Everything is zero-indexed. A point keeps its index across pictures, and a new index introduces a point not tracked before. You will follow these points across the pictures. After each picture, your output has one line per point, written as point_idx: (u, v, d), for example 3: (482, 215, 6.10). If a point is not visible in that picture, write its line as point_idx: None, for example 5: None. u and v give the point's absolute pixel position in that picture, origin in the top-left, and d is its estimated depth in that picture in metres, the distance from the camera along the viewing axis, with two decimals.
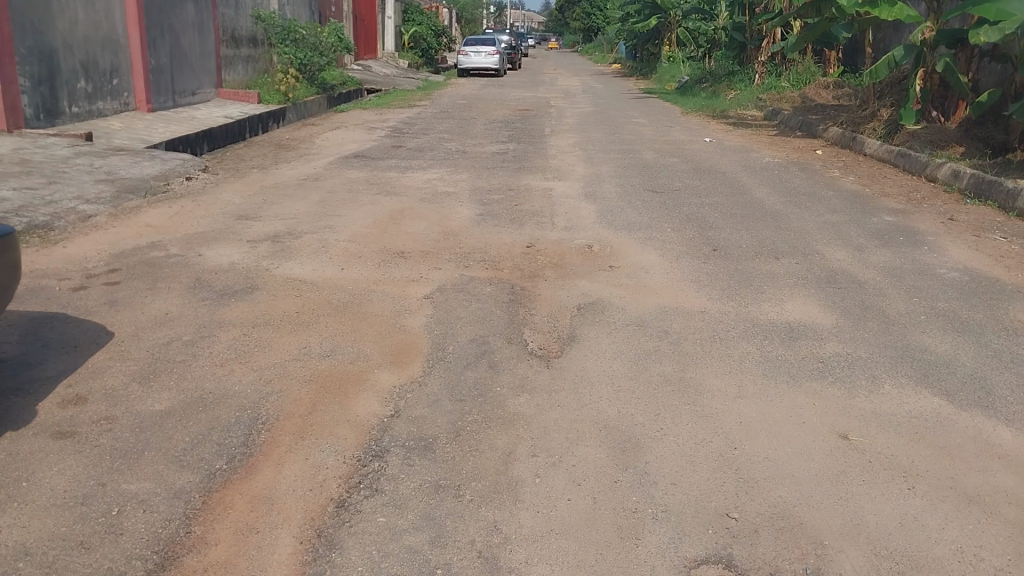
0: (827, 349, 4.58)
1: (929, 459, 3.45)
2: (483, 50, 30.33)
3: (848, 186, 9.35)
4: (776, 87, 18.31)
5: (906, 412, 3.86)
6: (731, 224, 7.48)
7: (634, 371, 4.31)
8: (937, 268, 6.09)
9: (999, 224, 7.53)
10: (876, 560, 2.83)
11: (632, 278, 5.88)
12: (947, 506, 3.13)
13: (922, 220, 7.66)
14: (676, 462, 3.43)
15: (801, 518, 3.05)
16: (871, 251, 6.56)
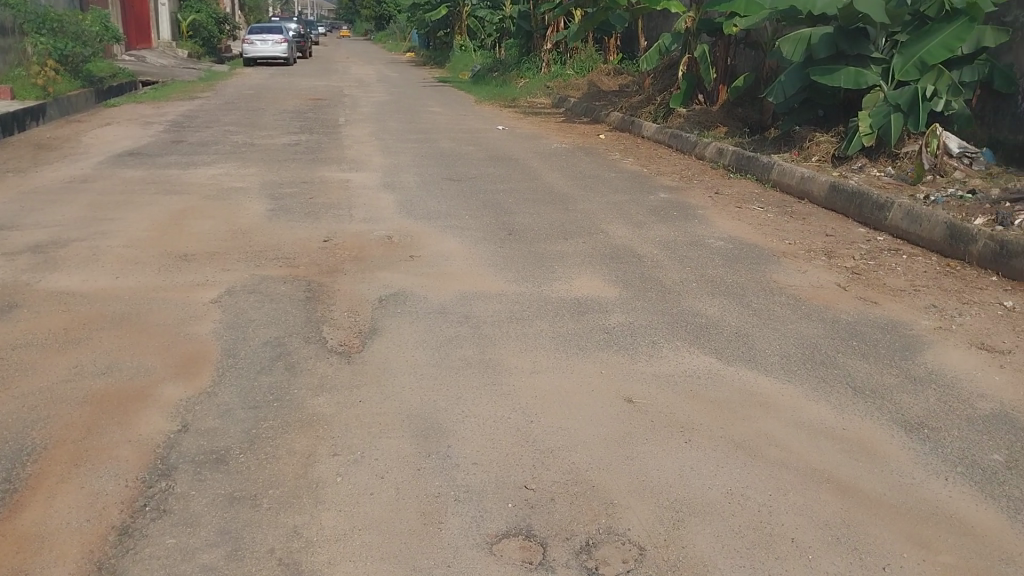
0: (613, 320, 4.87)
1: (703, 412, 3.79)
2: (270, 38, 29.04)
3: (628, 166, 9.97)
4: (563, 74, 19.11)
5: (682, 371, 4.20)
6: (524, 208, 7.73)
7: (435, 358, 4.35)
8: (707, 238, 6.66)
9: (757, 195, 8.36)
10: (659, 511, 3.07)
11: (431, 266, 5.93)
12: (718, 453, 3.45)
13: (693, 195, 8.34)
14: (477, 442, 3.51)
15: (593, 482, 3.23)
16: (650, 226, 7.05)
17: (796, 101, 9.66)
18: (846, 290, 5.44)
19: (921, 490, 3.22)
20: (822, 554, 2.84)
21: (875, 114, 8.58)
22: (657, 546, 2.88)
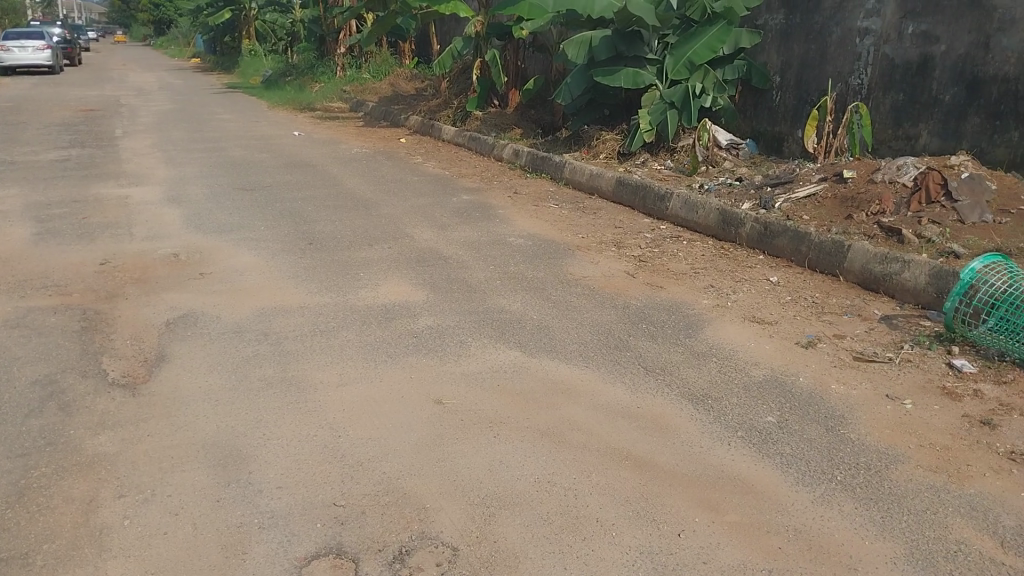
0: (419, 324, 4.86)
1: (509, 406, 3.87)
2: (28, 44, 26.20)
3: (429, 169, 10.02)
4: (359, 79, 18.83)
5: (488, 368, 4.27)
6: (324, 216, 7.52)
7: (233, 381, 4.12)
8: (508, 237, 6.83)
9: (553, 192, 8.70)
10: (471, 509, 3.09)
11: (225, 283, 5.62)
12: (525, 444, 3.54)
13: (494, 195, 8.53)
14: (281, 464, 3.37)
15: (404, 489, 3.21)
16: (453, 228, 7.12)
17: (584, 102, 10.16)
18: (636, 278, 5.79)
19: (708, 456, 3.49)
20: (624, 529, 2.99)
21: (652, 112, 9.18)
22: (470, 544, 2.90)
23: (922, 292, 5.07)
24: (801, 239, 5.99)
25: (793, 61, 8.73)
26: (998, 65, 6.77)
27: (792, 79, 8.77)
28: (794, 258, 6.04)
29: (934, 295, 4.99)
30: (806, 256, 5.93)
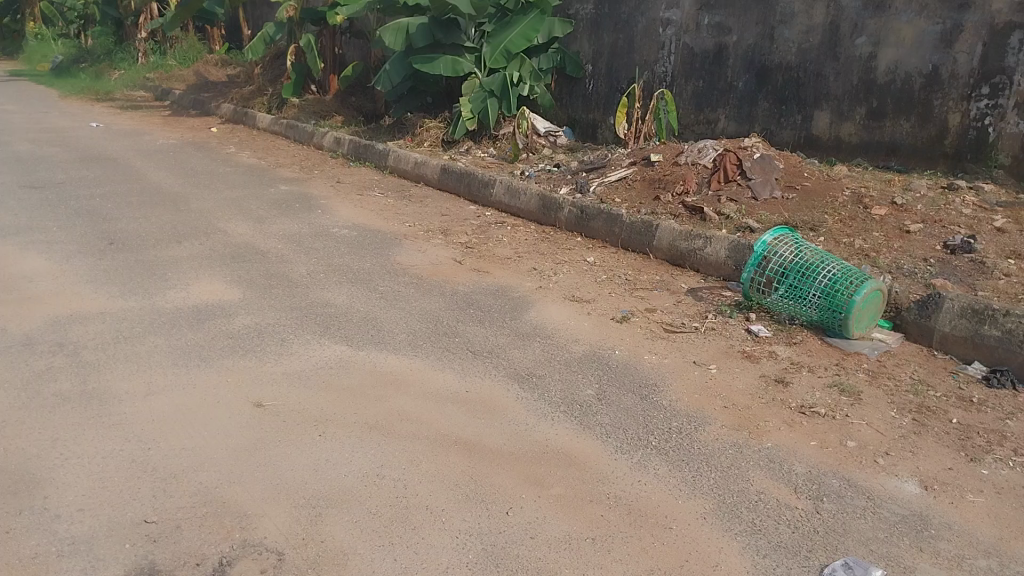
0: (236, 324, 4.63)
1: (334, 402, 3.78)
2: None
3: (244, 160, 9.55)
4: (163, 65, 17.59)
5: (312, 365, 4.14)
6: (127, 214, 6.97)
7: (23, 399, 3.73)
8: (330, 228, 6.65)
9: (376, 181, 8.56)
10: (296, 511, 2.99)
11: (11, 291, 5.07)
12: (352, 440, 3.47)
13: (314, 186, 8.27)
14: (83, 485, 3.10)
15: (223, 498, 3.05)
16: (271, 221, 6.83)
17: (404, 89, 10.07)
18: (461, 264, 5.82)
19: (533, 434, 3.58)
20: (453, 513, 3.01)
21: (473, 100, 9.23)
22: (296, 547, 2.81)
23: (723, 265, 5.46)
24: (615, 221, 6.27)
25: (603, 49, 9.12)
26: (782, 54, 7.49)
27: (603, 67, 9.14)
28: (610, 239, 6.31)
29: (734, 267, 5.39)
30: (621, 237, 6.21)
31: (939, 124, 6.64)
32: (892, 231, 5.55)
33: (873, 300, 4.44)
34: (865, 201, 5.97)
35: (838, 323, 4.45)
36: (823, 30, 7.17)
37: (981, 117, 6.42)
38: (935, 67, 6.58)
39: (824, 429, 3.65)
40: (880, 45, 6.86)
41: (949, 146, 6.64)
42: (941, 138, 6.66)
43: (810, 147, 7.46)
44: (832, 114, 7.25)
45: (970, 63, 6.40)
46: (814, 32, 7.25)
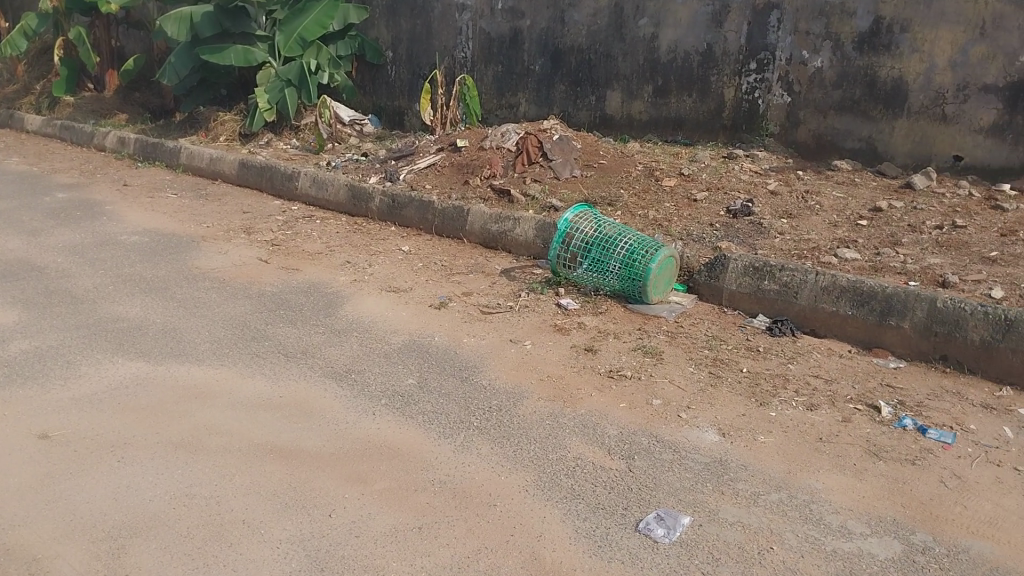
0: (12, 350, 4.16)
1: (133, 423, 3.51)
2: None
3: (11, 167, 8.58)
4: None
5: (105, 387, 3.81)
6: None
7: None
8: (119, 235, 6.14)
9: (169, 181, 8.00)
10: (96, 547, 2.75)
11: None
12: (156, 461, 3.24)
13: (97, 190, 7.60)
14: None
15: (7, 545, 2.75)
16: (48, 232, 6.20)
17: (193, 81, 9.55)
18: (268, 263, 5.58)
19: (354, 430, 3.51)
20: (273, 524, 2.89)
21: (270, 91, 8.83)
22: None
23: (532, 244, 5.60)
24: (425, 208, 6.25)
25: (402, 35, 9.07)
26: (573, 36, 7.82)
27: (403, 54, 9.10)
28: (422, 226, 6.29)
29: (542, 246, 5.55)
30: (432, 223, 6.20)
31: (717, 99, 7.19)
32: (683, 201, 5.94)
33: (667, 267, 4.74)
34: (657, 174, 6.36)
35: (638, 290, 4.72)
36: (608, 12, 7.55)
37: (751, 91, 7.02)
38: (709, 46, 7.11)
39: (633, 391, 3.86)
40: (660, 26, 7.31)
41: (727, 118, 7.19)
42: (720, 112, 7.20)
43: (606, 125, 7.82)
44: (623, 93, 7.64)
45: (738, 40, 6.97)
46: (600, 15, 7.62)
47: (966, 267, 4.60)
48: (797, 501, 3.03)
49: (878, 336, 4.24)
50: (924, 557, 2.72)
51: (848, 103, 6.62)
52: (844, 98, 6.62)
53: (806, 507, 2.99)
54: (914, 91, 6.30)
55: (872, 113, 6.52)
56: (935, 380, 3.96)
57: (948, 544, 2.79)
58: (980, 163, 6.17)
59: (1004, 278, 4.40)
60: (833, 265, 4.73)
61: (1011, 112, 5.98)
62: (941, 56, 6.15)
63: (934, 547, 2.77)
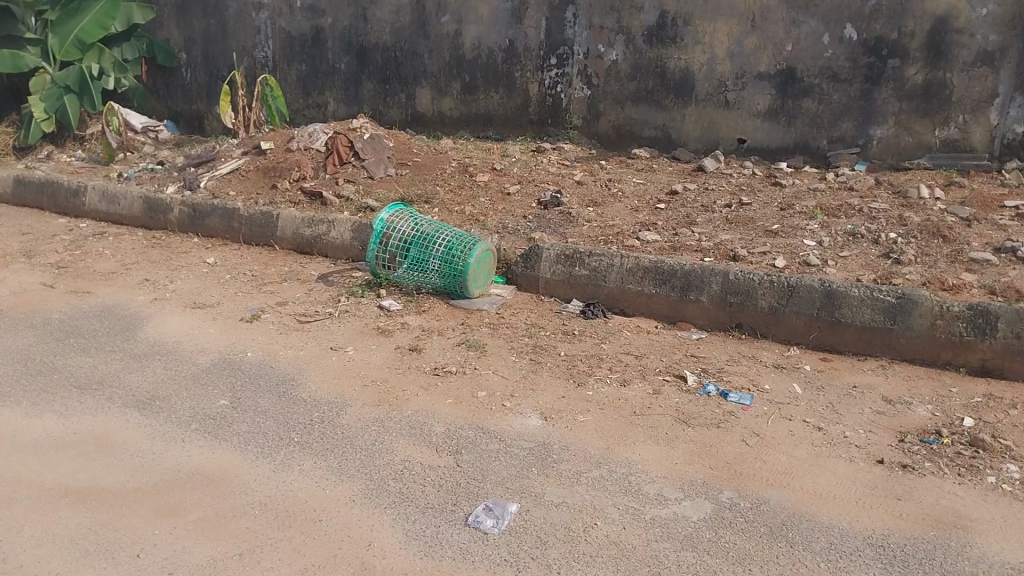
0: None
1: None
2: None
3: None
4: None
5: None
6: None
7: None
8: None
9: None
10: None
11: None
12: None
13: None
14: None
15: None
16: None
17: None
18: (54, 288, 5.07)
19: (162, 461, 3.26)
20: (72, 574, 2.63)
21: (47, 99, 8.04)
22: None
23: (348, 247, 5.47)
24: (231, 216, 5.93)
25: (196, 36, 8.60)
26: (377, 34, 7.76)
27: (198, 55, 8.63)
28: (230, 236, 5.97)
29: (359, 248, 5.43)
30: (241, 232, 5.90)
31: (522, 93, 7.38)
32: (496, 195, 6.04)
33: (485, 260, 4.79)
34: (470, 169, 6.42)
35: (459, 286, 4.73)
36: (411, 10, 7.55)
37: (554, 84, 7.27)
38: (511, 42, 7.29)
39: (458, 386, 3.87)
40: (463, 23, 7.41)
41: (534, 113, 7.40)
42: (526, 106, 7.40)
43: (418, 123, 7.82)
44: (432, 90, 7.67)
45: (537, 36, 7.20)
46: (403, 12, 7.60)
47: (753, 241, 5.00)
48: (616, 475, 3.16)
49: (681, 310, 4.52)
50: (731, 512, 2.91)
51: (642, 94, 6.99)
52: (639, 89, 6.99)
53: (625, 480, 3.12)
54: (699, 81, 6.77)
55: (664, 102, 6.94)
56: (733, 347, 4.28)
57: (751, 497, 3.00)
58: (760, 145, 6.73)
59: (785, 249, 4.83)
60: (637, 248, 4.99)
61: (783, 97, 6.57)
62: (720, 47, 6.65)
63: (739, 501, 2.98)
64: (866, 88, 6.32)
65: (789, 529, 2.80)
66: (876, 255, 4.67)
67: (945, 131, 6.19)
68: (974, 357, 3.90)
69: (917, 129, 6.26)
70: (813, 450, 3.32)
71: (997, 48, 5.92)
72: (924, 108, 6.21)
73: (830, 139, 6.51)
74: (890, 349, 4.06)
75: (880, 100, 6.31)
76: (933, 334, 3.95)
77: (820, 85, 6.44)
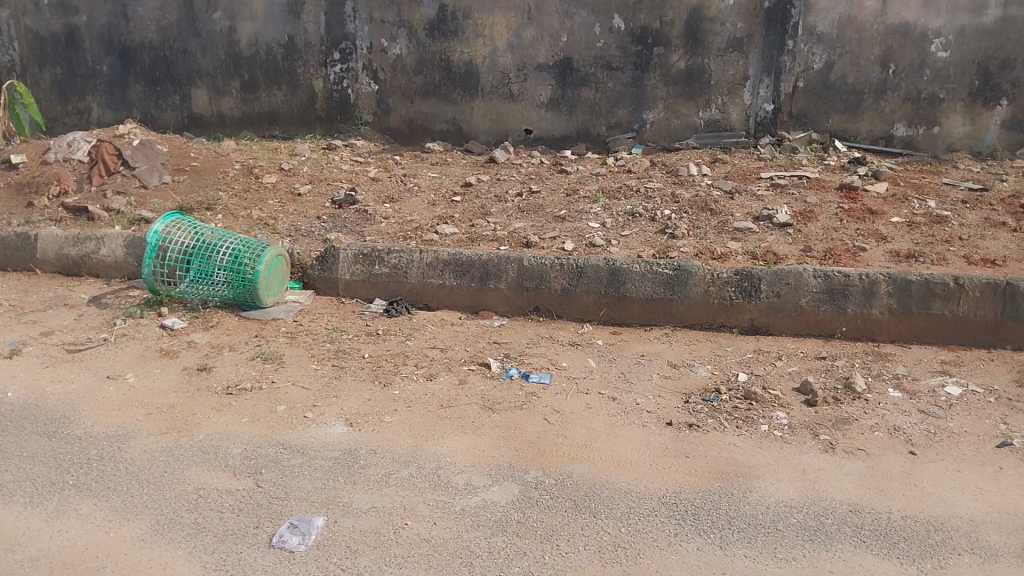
0: None
1: None
2: None
3: None
4: None
5: None
6: None
7: None
8: None
9: None
10: None
11: None
12: None
13: None
14: None
15: None
16: None
17: None
18: None
19: None
20: None
21: None
22: None
23: (123, 264, 5.02)
24: None
25: None
26: (141, 33, 7.29)
27: None
28: None
29: (136, 264, 5.00)
30: None
31: (307, 91, 7.23)
32: (286, 197, 5.80)
33: (277, 266, 4.59)
34: (256, 172, 6.15)
35: (250, 295, 4.49)
36: (178, 6, 7.16)
37: (340, 80, 7.16)
38: (290, 38, 7.10)
39: (255, 402, 3.67)
40: (236, 19, 7.14)
41: (321, 109, 7.26)
42: (312, 104, 7.25)
43: (195, 125, 7.46)
44: (209, 90, 7.34)
45: (317, 31, 7.05)
46: (169, 9, 7.19)
47: (544, 226, 5.16)
48: (424, 471, 3.13)
49: (481, 300, 4.58)
50: (537, 492, 2.98)
51: (429, 88, 7.04)
52: (426, 83, 7.04)
53: (434, 475, 3.11)
54: (483, 73, 6.92)
55: (451, 95, 7.03)
56: (532, 329, 4.40)
57: (555, 473, 3.09)
58: (547, 133, 6.98)
59: (574, 232, 5.03)
60: (434, 242, 4.99)
61: (563, 86, 6.85)
62: (500, 39, 6.82)
63: (544, 479, 3.06)
64: (637, 76, 6.72)
65: (592, 500, 2.91)
66: (655, 231, 4.99)
67: (708, 113, 6.73)
68: (744, 317, 4.26)
69: (683, 112, 6.75)
70: (610, 421, 3.48)
71: (744, 35, 6.51)
72: (688, 92, 6.71)
73: (609, 125, 6.87)
74: (673, 318, 4.35)
75: (649, 86, 6.73)
76: (708, 300, 4.28)
77: (595, 74, 6.78)
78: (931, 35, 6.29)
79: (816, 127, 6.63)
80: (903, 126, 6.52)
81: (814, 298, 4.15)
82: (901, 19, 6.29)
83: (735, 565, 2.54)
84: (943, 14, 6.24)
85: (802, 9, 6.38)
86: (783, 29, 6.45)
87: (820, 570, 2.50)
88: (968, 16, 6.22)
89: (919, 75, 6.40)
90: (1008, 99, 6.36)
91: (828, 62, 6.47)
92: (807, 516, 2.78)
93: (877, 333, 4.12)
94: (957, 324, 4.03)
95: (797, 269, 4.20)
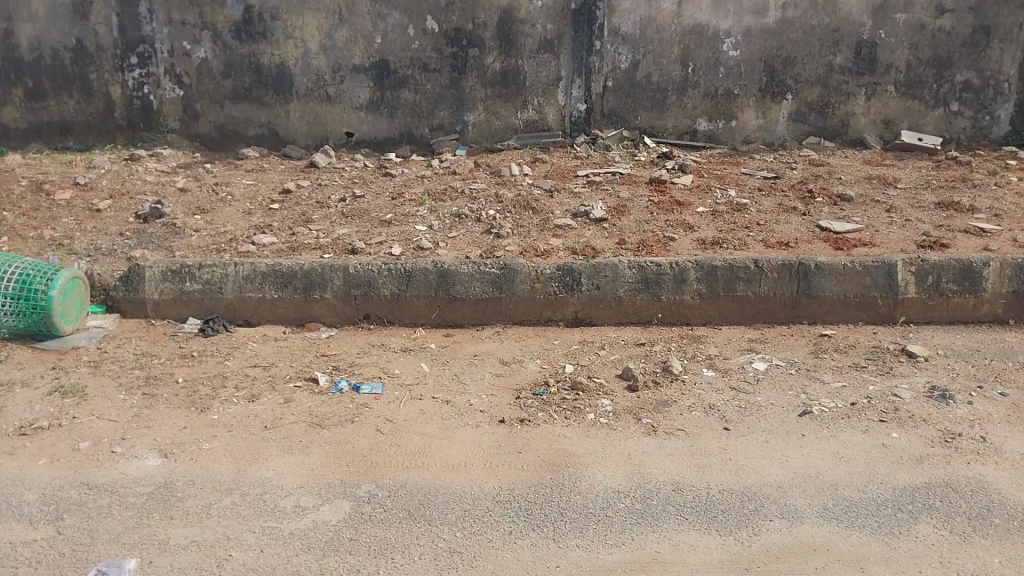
0: None
1: None
2: None
3: None
4: None
5: None
6: None
7: None
8: None
9: None
10: None
11: None
12: None
13: None
14: None
15: None
16: None
17: None
18: None
19: None
20: None
21: None
22: None
23: None
24: None
25: None
26: None
27: None
28: None
29: None
30: None
31: (103, 98, 6.74)
32: (82, 213, 5.32)
33: (73, 290, 4.19)
34: (46, 188, 5.62)
35: (45, 323, 4.05)
36: None
37: (139, 86, 6.72)
38: (78, 41, 6.60)
39: (53, 442, 3.32)
40: (13, 21, 6.55)
41: (121, 117, 6.80)
42: (110, 111, 6.78)
43: None
44: None
45: (110, 34, 6.59)
46: None
47: (369, 231, 5.05)
48: (249, 497, 2.96)
49: (307, 311, 4.41)
50: (370, 506, 2.89)
51: (240, 92, 6.75)
52: (235, 87, 6.74)
53: (259, 500, 2.94)
54: (296, 76, 6.71)
55: (264, 99, 6.77)
56: (362, 338, 4.30)
57: (388, 485, 3.02)
58: (369, 137, 6.87)
59: (400, 236, 4.96)
60: (252, 253, 4.75)
61: (381, 89, 6.77)
62: (312, 41, 6.65)
63: (377, 492, 2.97)
64: (454, 77, 6.75)
65: (426, 508, 2.86)
66: (480, 232, 5.02)
67: (526, 113, 6.87)
68: (569, 311, 4.38)
69: (502, 113, 6.85)
70: (443, 424, 3.45)
71: (555, 36, 6.70)
72: (506, 93, 6.81)
73: (430, 127, 6.86)
74: (502, 316, 4.40)
75: (467, 88, 6.78)
76: (534, 297, 4.36)
77: (413, 75, 6.74)
78: (723, 36, 6.76)
79: (627, 125, 6.95)
80: (704, 121, 6.98)
81: (632, 288, 4.33)
82: (695, 20, 6.72)
83: (569, 556, 2.59)
84: (731, 16, 6.72)
85: (606, 11, 6.65)
86: (590, 30, 6.68)
87: (649, 551, 2.60)
88: (753, 18, 6.73)
89: (715, 74, 6.86)
90: (792, 94, 6.96)
91: (634, 62, 6.79)
92: (635, 499, 2.88)
93: (690, 317, 4.36)
94: (760, 303, 4.34)
95: (614, 261, 4.37)
